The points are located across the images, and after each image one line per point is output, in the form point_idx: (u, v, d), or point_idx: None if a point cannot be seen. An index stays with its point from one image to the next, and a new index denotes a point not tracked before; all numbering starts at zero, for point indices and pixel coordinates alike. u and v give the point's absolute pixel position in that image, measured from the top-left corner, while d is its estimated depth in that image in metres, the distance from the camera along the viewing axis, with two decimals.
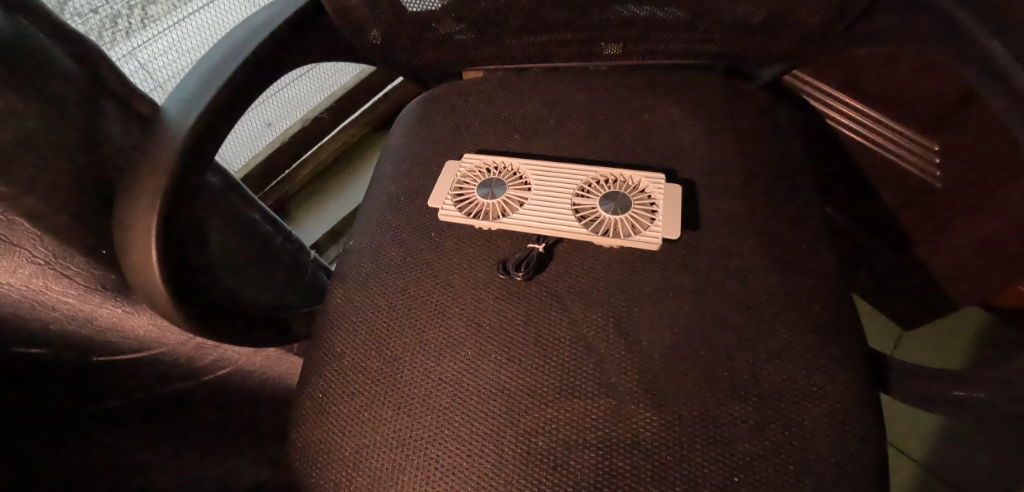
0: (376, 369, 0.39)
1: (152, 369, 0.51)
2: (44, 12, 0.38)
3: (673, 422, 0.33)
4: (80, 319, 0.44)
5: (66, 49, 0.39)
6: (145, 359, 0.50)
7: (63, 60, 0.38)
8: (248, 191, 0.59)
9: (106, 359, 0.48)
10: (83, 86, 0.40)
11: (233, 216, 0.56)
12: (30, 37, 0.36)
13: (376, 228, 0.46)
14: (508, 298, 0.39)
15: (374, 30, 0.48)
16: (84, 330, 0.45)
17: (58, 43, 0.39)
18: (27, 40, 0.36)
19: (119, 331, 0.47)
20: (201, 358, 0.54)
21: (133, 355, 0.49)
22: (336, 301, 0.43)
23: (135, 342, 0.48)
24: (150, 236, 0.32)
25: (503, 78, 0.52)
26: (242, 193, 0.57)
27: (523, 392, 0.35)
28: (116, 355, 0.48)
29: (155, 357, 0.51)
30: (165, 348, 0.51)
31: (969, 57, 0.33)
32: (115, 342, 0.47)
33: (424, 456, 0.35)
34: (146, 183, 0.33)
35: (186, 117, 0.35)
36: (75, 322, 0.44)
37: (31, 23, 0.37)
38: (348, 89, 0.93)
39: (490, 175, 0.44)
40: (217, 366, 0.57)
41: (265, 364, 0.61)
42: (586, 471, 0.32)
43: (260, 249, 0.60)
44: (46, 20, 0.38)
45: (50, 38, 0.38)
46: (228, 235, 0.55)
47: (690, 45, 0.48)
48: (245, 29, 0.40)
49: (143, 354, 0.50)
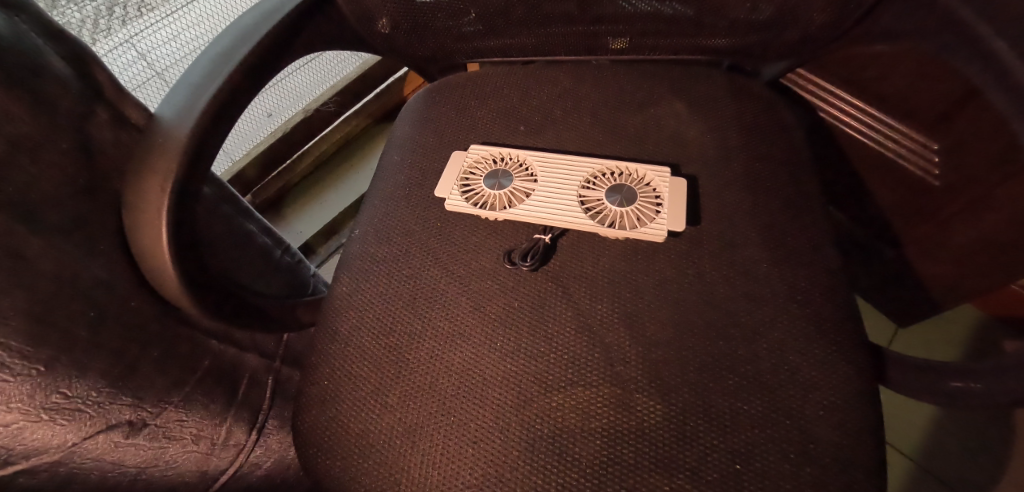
0: (383, 357, 0.39)
1: (175, 431, 0.44)
2: (40, 14, 0.38)
3: (677, 411, 0.34)
4: (98, 388, 0.37)
5: (59, 49, 0.38)
6: (166, 421, 0.43)
7: (60, 60, 0.37)
8: (245, 202, 0.56)
9: (139, 420, 0.41)
10: (81, 83, 0.39)
11: (229, 228, 0.53)
12: (22, 34, 0.35)
13: (381, 217, 0.46)
14: (514, 288, 0.40)
15: (383, 18, 0.48)
16: (109, 403, 0.38)
17: (52, 44, 0.38)
18: (21, 37, 0.35)
19: (142, 383, 0.41)
20: (214, 401, 0.48)
21: (164, 407, 0.43)
22: (341, 289, 0.43)
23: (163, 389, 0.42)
24: (162, 222, 0.32)
25: (509, 69, 0.53)
26: (237, 204, 0.55)
27: (527, 380, 0.36)
28: (136, 417, 0.41)
29: (175, 413, 0.44)
30: (189, 392, 0.45)
31: (975, 54, 0.33)
32: (141, 397, 0.41)
33: (430, 441, 0.35)
34: (157, 166, 0.33)
35: (196, 101, 0.35)
36: (93, 390, 0.37)
37: (25, 21, 0.36)
38: (350, 79, 0.92)
39: (497, 166, 0.45)
40: (233, 424, 0.50)
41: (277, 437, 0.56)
42: (590, 458, 0.33)
43: (260, 262, 0.57)
44: (38, 19, 0.37)
45: (44, 36, 0.37)
46: (225, 246, 0.52)
47: (695, 40, 0.48)
48: (255, 14, 0.40)
49: (169, 405, 0.43)
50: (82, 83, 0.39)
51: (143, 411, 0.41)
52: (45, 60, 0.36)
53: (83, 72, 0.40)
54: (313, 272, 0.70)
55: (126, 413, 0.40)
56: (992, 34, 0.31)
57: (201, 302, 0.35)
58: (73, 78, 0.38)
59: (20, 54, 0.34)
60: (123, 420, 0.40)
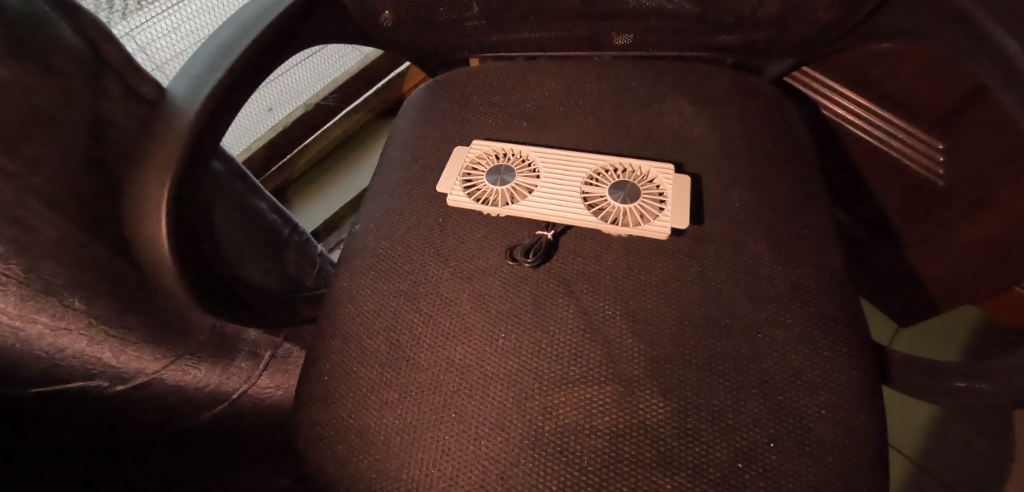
0: (383, 352, 0.39)
1: (145, 402, 0.44)
2: None
3: (679, 409, 0.34)
4: (26, 316, 0.34)
5: (68, 24, 0.37)
6: (156, 381, 0.44)
7: (66, 35, 0.36)
8: (254, 179, 0.55)
9: (132, 383, 0.43)
10: (86, 62, 0.38)
11: (239, 215, 0.52)
12: (32, 6, 0.34)
13: (382, 212, 0.46)
14: (516, 284, 0.39)
15: (386, 12, 0.47)
16: (111, 356, 0.40)
17: (61, 19, 0.36)
18: (31, 10, 0.34)
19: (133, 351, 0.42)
20: (211, 377, 0.50)
21: (156, 372, 0.44)
22: (343, 284, 0.43)
23: (159, 359, 0.44)
24: (161, 211, 0.31)
25: (513, 65, 0.52)
26: (248, 181, 0.54)
27: (530, 377, 0.36)
28: (119, 387, 0.42)
29: (154, 382, 0.44)
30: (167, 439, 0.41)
31: (983, 51, 0.33)
32: (149, 355, 0.43)
33: (431, 436, 0.35)
34: (158, 156, 0.31)
35: (200, 89, 0.33)
36: (38, 349, 0.35)
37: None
38: (352, 74, 0.91)
39: (500, 161, 0.44)
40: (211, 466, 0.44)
41: (273, 382, 0.56)
42: (591, 455, 0.33)
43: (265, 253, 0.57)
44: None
45: (54, 12, 0.36)
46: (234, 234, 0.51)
47: (699, 38, 0.48)
48: (258, 4, 0.39)
49: (166, 371, 0.45)
50: (81, 59, 0.37)
51: (142, 367, 0.43)
52: (54, 38, 0.35)
53: (88, 51, 0.38)
54: (318, 250, 0.68)
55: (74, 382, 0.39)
56: (1002, 32, 0.31)
57: (205, 303, 0.34)
58: (79, 56, 0.37)
59: (33, 29, 0.33)
60: (106, 380, 0.41)
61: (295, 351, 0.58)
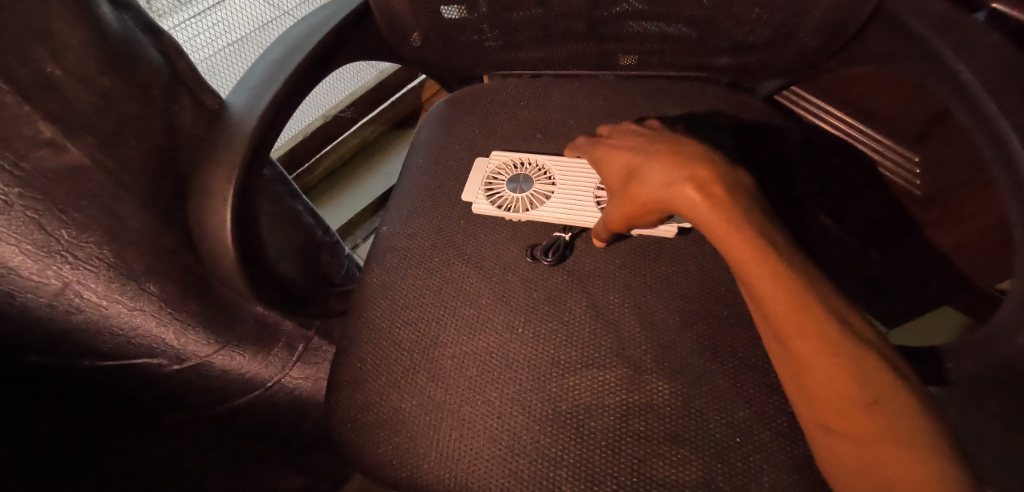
0: (412, 341, 0.42)
1: (192, 380, 0.50)
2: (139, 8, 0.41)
3: (682, 391, 0.37)
4: (111, 297, 0.40)
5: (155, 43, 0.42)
6: (199, 365, 0.50)
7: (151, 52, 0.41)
8: (293, 183, 0.59)
9: (184, 364, 0.49)
10: (166, 79, 0.42)
11: (277, 215, 0.56)
12: (127, 28, 0.39)
13: (410, 213, 0.50)
14: (533, 279, 0.43)
15: (416, 33, 0.52)
16: (172, 340, 0.46)
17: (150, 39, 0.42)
18: (127, 31, 0.39)
19: (190, 336, 0.48)
20: (246, 365, 0.54)
21: (207, 356, 0.50)
22: (372, 279, 0.47)
23: (210, 346, 0.49)
24: (227, 212, 0.35)
25: (529, 82, 0.56)
26: (287, 185, 0.57)
27: (548, 363, 0.39)
28: (174, 365, 0.48)
29: (203, 364, 0.50)
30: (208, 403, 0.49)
31: (942, 75, 0.37)
32: (200, 341, 0.48)
33: (458, 416, 0.39)
34: (223, 159, 0.35)
35: (259, 100, 0.37)
36: (115, 325, 0.42)
37: (130, 18, 0.40)
38: (368, 87, 0.96)
39: (519, 171, 0.49)
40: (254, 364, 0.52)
41: (303, 374, 0.60)
42: (605, 432, 0.36)
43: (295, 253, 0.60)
44: (140, 16, 0.41)
45: (142, 31, 0.41)
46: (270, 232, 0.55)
47: (698, 59, 0.53)
48: (304, 26, 0.43)
49: (215, 355, 0.51)
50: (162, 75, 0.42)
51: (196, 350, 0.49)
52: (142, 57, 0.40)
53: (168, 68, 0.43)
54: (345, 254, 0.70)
55: (139, 358, 0.46)
56: (957, 60, 0.36)
57: (258, 289, 0.38)
58: (161, 71, 0.42)
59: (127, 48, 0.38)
60: (164, 358, 0.47)
61: (328, 345, 0.62)
